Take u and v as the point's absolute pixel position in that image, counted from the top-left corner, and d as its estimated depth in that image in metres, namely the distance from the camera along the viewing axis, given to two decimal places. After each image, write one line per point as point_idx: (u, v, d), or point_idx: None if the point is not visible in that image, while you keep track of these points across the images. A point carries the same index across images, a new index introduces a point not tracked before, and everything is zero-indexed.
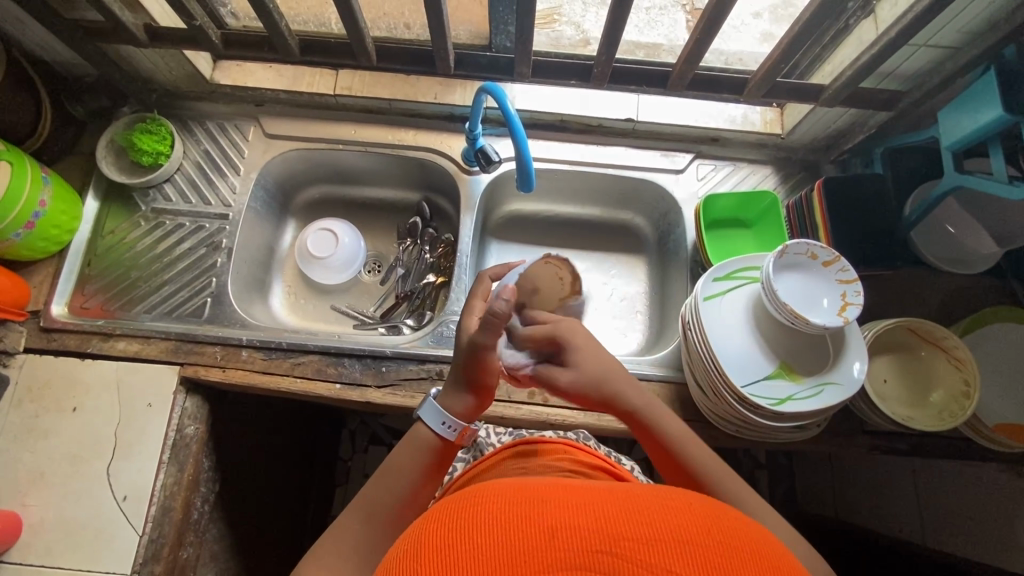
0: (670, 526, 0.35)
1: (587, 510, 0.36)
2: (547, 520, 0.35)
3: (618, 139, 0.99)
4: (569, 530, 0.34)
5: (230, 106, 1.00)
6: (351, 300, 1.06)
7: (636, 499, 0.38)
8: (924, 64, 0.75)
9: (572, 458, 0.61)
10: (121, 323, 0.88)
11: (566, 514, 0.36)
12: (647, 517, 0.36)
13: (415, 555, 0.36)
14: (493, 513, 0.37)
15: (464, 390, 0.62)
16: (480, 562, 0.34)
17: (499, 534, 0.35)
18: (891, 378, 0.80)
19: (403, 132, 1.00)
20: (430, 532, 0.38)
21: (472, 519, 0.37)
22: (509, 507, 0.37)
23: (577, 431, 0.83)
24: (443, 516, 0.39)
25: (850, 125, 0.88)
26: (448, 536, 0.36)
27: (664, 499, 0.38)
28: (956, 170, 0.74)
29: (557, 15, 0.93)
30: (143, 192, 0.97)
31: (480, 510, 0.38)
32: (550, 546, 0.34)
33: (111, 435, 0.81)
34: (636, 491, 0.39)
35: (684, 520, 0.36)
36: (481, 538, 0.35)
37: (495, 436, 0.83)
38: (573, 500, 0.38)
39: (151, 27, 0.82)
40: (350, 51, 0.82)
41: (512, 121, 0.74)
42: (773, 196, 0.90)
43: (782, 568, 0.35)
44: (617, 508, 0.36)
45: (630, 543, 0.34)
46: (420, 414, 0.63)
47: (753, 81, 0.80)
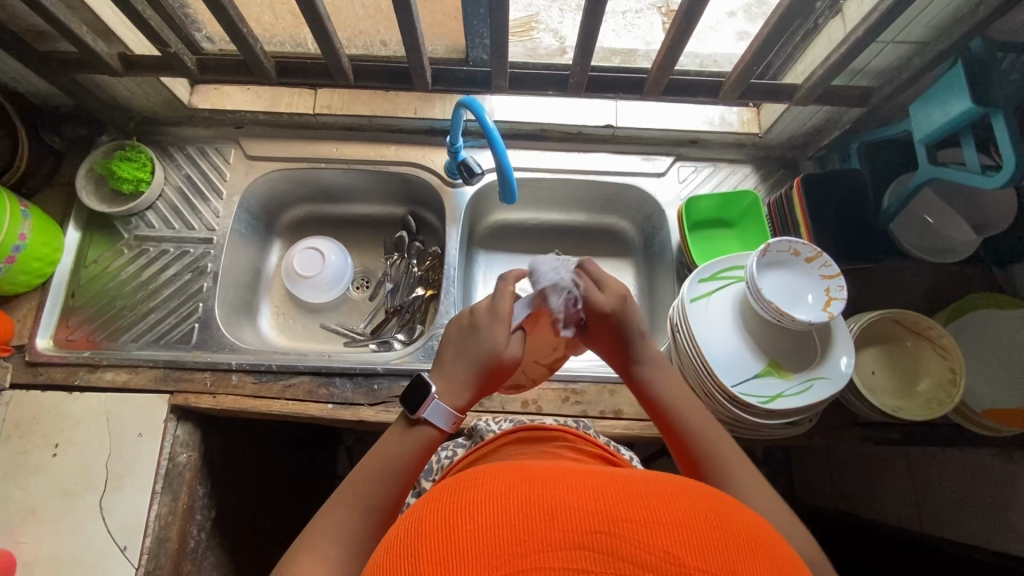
0: (668, 511, 0.35)
1: (588, 492, 0.36)
2: (546, 501, 0.35)
3: (599, 146, 1.00)
4: (569, 511, 0.35)
5: (209, 130, 1.00)
6: (341, 318, 1.06)
7: (636, 483, 0.38)
8: (893, 60, 0.77)
9: (571, 447, 0.62)
10: (108, 353, 0.87)
11: (565, 495, 0.36)
12: (645, 499, 0.36)
13: (416, 532, 0.36)
14: (495, 494, 0.37)
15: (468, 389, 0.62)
16: (481, 539, 0.34)
17: (501, 513, 0.35)
18: (878, 370, 0.81)
19: (384, 148, 1.00)
20: (431, 511, 0.38)
21: (472, 500, 0.37)
22: (511, 488, 0.37)
23: (577, 421, 0.83)
24: (445, 496, 0.39)
25: (825, 121, 0.90)
26: (450, 515, 0.36)
27: (662, 484, 0.39)
28: (930, 162, 0.75)
29: (534, 23, 0.93)
30: (126, 221, 0.96)
31: (482, 490, 0.38)
32: (549, 524, 0.34)
33: (102, 467, 0.80)
34: (635, 476, 0.40)
35: (682, 504, 0.36)
36: (481, 515, 0.35)
37: (495, 424, 0.80)
38: (574, 482, 0.38)
39: (126, 56, 0.81)
40: (327, 72, 0.83)
41: (490, 133, 0.75)
42: (753, 195, 0.90)
43: (779, 559, 0.35)
44: (616, 491, 0.37)
45: (628, 525, 0.34)
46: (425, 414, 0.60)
47: (728, 84, 0.81)
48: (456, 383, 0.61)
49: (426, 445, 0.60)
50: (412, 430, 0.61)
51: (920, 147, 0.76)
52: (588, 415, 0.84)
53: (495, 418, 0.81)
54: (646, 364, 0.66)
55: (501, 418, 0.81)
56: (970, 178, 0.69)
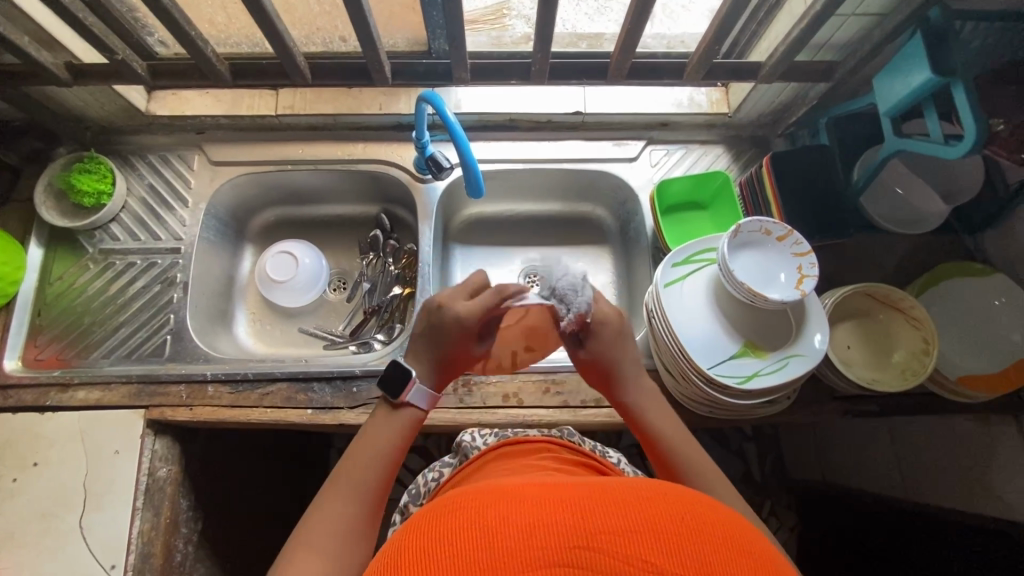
0: (645, 517, 0.36)
1: (565, 506, 0.37)
2: (524, 518, 0.36)
3: (570, 133, 0.99)
4: (547, 527, 0.35)
5: (171, 137, 0.98)
6: (318, 321, 1.04)
7: (613, 491, 0.39)
8: (856, 32, 0.76)
9: (555, 457, 0.65)
10: (79, 371, 0.86)
11: (543, 511, 0.36)
12: (622, 506, 0.37)
13: (393, 564, 0.36)
14: (472, 517, 0.37)
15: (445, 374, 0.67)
16: (462, 565, 0.34)
17: (479, 537, 0.35)
18: (854, 344, 0.81)
19: (352, 146, 0.98)
20: (409, 541, 0.37)
21: (450, 524, 0.37)
22: (487, 510, 0.37)
23: (562, 428, 0.81)
24: (422, 524, 0.39)
25: (792, 98, 0.89)
26: (427, 544, 0.36)
27: (640, 489, 0.39)
28: (896, 134, 0.75)
29: (506, 9, 0.85)
30: (89, 234, 0.94)
31: (459, 515, 0.38)
32: (528, 543, 0.34)
33: (80, 487, 0.79)
34: (612, 483, 0.40)
35: (658, 506, 0.37)
36: (459, 538, 0.35)
37: (481, 438, 0.78)
38: (551, 496, 0.38)
39: (73, 65, 0.79)
40: (283, 71, 0.81)
41: (452, 127, 0.73)
42: (724, 175, 0.90)
43: (757, 551, 0.36)
44: (592, 501, 0.37)
45: (606, 536, 0.34)
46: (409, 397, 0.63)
47: (691, 65, 0.80)
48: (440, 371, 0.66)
49: (406, 427, 0.63)
50: (392, 415, 0.64)
51: (886, 119, 0.76)
52: (569, 406, 0.84)
53: (481, 431, 0.80)
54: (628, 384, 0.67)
55: (487, 432, 0.80)
56: (933, 148, 0.69)
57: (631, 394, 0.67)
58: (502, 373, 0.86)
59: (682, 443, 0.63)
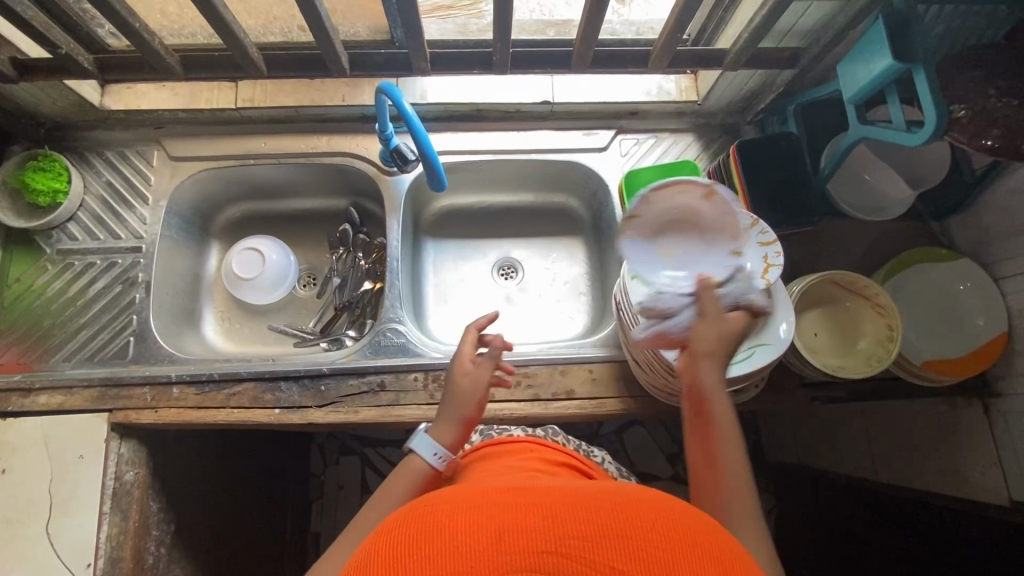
0: (614, 524, 0.37)
1: (535, 512, 0.38)
2: (494, 524, 0.37)
3: (539, 123, 0.98)
4: (517, 532, 0.36)
5: (129, 132, 0.95)
6: (289, 318, 1.03)
7: (584, 498, 0.40)
8: (819, 18, 0.75)
9: (536, 457, 0.67)
10: (40, 376, 0.84)
11: (512, 517, 0.38)
12: (591, 514, 0.38)
13: (365, 565, 0.38)
14: (444, 521, 0.38)
15: (454, 427, 0.66)
16: (431, 568, 0.35)
17: (449, 539, 0.37)
18: (821, 332, 0.81)
19: (316, 139, 0.96)
20: (381, 542, 0.39)
21: (422, 528, 0.38)
22: (459, 514, 0.39)
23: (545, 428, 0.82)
24: (394, 525, 0.40)
25: (760, 85, 0.89)
26: (399, 545, 0.37)
27: (611, 498, 0.40)
28: (860, 122, 0.75)
29: None
30: (46, 234, 0.91)
31: (431, 518, 0.39)
32: (498, 548, 0.36)
33: (44, 493, 0.78)
34: (584, 490, 0.42)
35: (627, 513, 0.38)
36: (432, 543, 0.37)
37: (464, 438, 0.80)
38: (523, 502, 0.40)
39: (17, 60, 0.76)
40: (237, 64, 0.78)
41: (409, 119, 0.72)
42: (691, 164, 0.88)
43: (724, 557, 0.38)
44: (564, 507, 0.39)
45: (574, 542, 0.36)
46: (411, 445, 0.64)
47: (655, 53, 0.78)
48: (447, 423, 0.66)
49: (417, 478, 0.62)
50: (405, 463, 0.63)
51: (850, 106, 0.75)
52: (541, 400, 0.84)
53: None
54: (713, 375, 0.60)
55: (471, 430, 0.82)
56: (896, 136, 0.69)
57: (722, 416, 0.58)
58: None
59: (734, 507, 0.54)
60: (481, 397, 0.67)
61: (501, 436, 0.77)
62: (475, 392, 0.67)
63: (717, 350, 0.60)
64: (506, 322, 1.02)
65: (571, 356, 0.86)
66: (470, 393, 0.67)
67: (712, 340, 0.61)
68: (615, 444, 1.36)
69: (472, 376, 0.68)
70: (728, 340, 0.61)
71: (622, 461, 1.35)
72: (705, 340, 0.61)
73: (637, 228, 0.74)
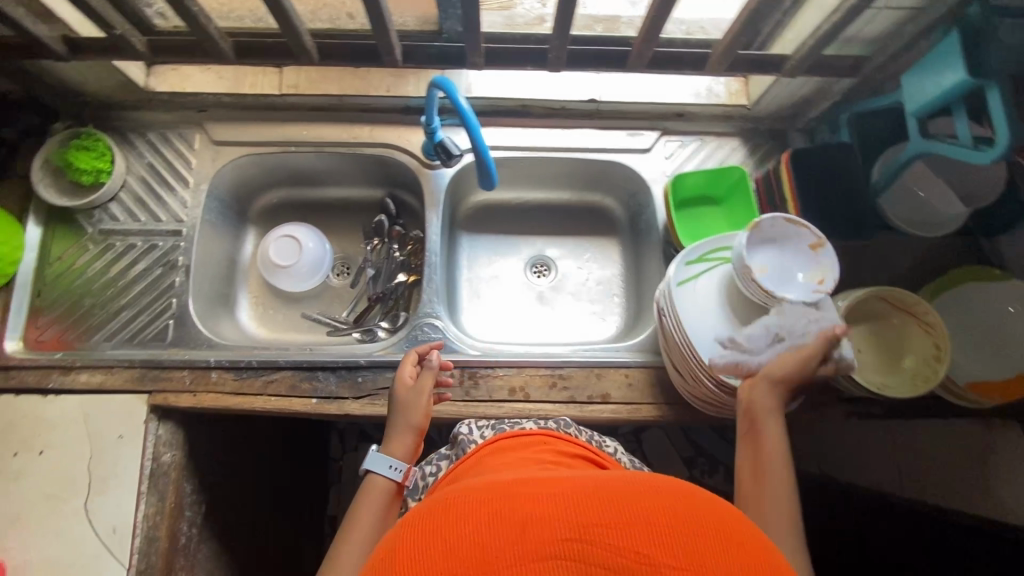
0: (639, 512, 0.37)
1: (560, 502, 0.38)
2: (515, 516, 0.37)
3: (583, 121, 0.96)
4: (541, 523, 0.37)
5: (171, 114, 0.94)
6: (322, 306, 1.03)
7: (607, 486, 0.40)
8: (887, 27, 0.73)
9: (551, 450, 0.67)
10: (81, 355, 0.85)
11: (537, 507, 0.38)
12: (614, 501, 0.38)
13: (394, 560, 0.38)
14: (469, 515, 0.39)
15: (404, 441, 0.73)
16: (458, 559, 0.36)
17: (473, 532, 0.37)
18: (865, 348, 0.80)
19: (357, 128, 0.95)
20: (409, 537, 0.40)
21: (447, 521, 0.39)
22: (483, 506, 0.39)
23: (558, 420, 0.81)
24: (421, 520, 0.41)
25: (815, 92, 0.87)
26: (426, 542, 0.38)
27: (633, 484, 0.40)
28: (922, 136, 0.73)
29: None
30: (89, 213, 0.92)
31: (457, 511, 0.40)
32: (522, 538, 0.36)
33: (84, 470, 0.79)
34: (606, 479, 0.42)
35: (651, 502, 0.38)
36: (454, 538, 0.37)
37: (478, 431, 0.78)
38: (546, 491, 0.40)
39: (69, 39, 0.75)
40: (289, 51, 0.77)
41: (467, 116, 0.72)
42: (742, 170, 0.87)
43: (751, 544, 0.38)
44: (586, 495, 0.39)
45: (597, 529, 0.36)
46: (367, 466, 0.72)
47: (715, 56, 0.76)
48: (398, 440, 0.74)
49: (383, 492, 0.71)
50: (366, 484, 0.72)
51: (912, 119, 0.74)
52: (576, 402, 0.84)
53: (478, 423, 0.80)
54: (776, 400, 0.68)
55: (483, 423, 0.80)
56: (961, 152, 0.67)
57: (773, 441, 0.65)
58: (509, 367, 0.85)
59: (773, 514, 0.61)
60: (427, 409, 0.75)
61: (512, 429, 0.76)
62: (420, 402, 0.75)
63: (787, 381, 0.68)
64: (539, 321, 1.02)
65: (607, 360, 0.85)
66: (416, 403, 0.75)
67: (787, 373, 0.68)
68: (633, 444, 1.36)
69: (416, 388, 0.77)
70: (800, 377, 0.68)
71: (640, 461, 1.35)
72: (779, 371, 0.68)
73: (754, 239, 0.74)
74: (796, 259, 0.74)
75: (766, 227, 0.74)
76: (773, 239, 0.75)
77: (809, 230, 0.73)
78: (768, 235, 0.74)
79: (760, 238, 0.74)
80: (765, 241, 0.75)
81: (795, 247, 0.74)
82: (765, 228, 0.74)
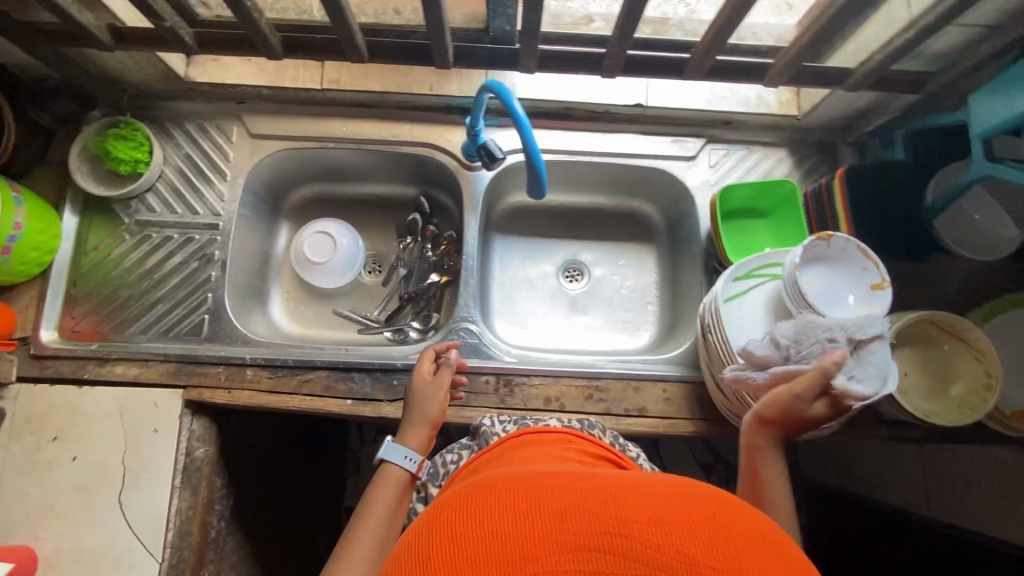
0: (679, 514, 0.36)
1: (599, 497, 0.37)
2: (551, 508, 0.36)
3: (627, 126, 0.94)
4: (579, 516, 0.35)
5: (209, 105, 0.93)
6: (353, 303, 1.02)
7: (647, 487, 0.39)
8: (958, 44, 0.70)
9: (576, 449, 0.63)
10: (117, 347, 0.85)
11: (576, 501, 0.37)
12: (655, 502, 0.37)
13: (427, 542, 0.38)
14: (504, 502, 0.38)
15: (417, 432, 0.73)
16: (493, 543, 0.35)
17: (509, 518, 0.36)
18: (911, 371, 0.79)
19: (397, 126, 0.93)
20: (444, 520, 0.39)
21: (482, 508, 0.38)
22: (519, 496, 0.38)
23: (581, 419, 0.78)
24: (457, 504, 0.40)
25: (871, 106, 0.84)
26: (461, 524, 0.37)
27: (673, 488, 0.39)
28: (986, 158, 0.69)
29: None
30: (125, 204, 0.91)
31: (492, 498, 0.39)
32: (557, 529, 0.35)
33: (119, 463, 0.79)
34: (645, 480, 0.41)
35: (692, 506, 0.37)
36: (488, 521, 0.37)
37: (500, 424, 0.76)
38: (584, 487, 0.39)
39: (115, 28, 0.74)
40: (339, 48, 0.76)
41: (523, 124, 0.71)
42: (792, 185, 0.85)
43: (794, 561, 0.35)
44: (625, 494, 0.37)
45: (636, 526, 0.34)
46: (383, 455, 0.70)
47: (775, 67, 0.74)
48: (413, 432, 0.73)
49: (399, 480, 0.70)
50: (381, 472, 0.70)
51: (975, 142, 0.70)
52: (612, 413, 0.83)
53: (500, 417, 0.78)
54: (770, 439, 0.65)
55: (506, 418, 0.77)
56: None
57: (772, 484, 0.64)
58: (545, 376, 0.84)
59: None
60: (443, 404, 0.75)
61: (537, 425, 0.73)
62: (438, 396, 0.75)
63: (779, 418, 0.65)
64: (572, 326, 1.01)
65: (645, 374, 0.84)
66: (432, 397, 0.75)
67: (774, 412, 0.65)
68: (652, 450, 1.35)
69: (433, 383, 0.77)
70: (790, 415, 0.64)
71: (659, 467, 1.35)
72: (768, 409, 0.65)
73: (815, 250, 0.72)
74: (853, 283, 0.72)
75: (834, 245, 0.72)
76: (836, 260, 0.73)
77: (876, 261, 0.71)
78: (832, 254, 0.72)
79: (825, 252, 0.72)
80: (828, 259, 0.73)
81: (853, 272, 0.72)
82: (834, 246, 0.72)
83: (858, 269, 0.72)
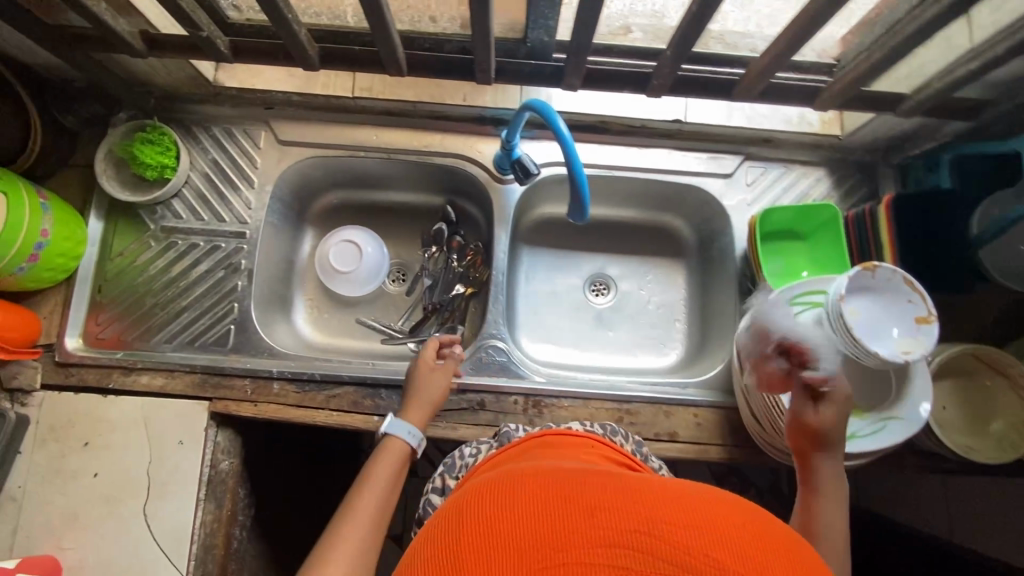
0: (717, 517, 0.31)
1: (631, 494, 0.33)
2: (578, 501, 0.33)
3: (663, 141, 0.92)
4: (608, 512, 0.31)
5: (237, 109, 0.91)
6: (377, 312, 1.01)
7: (685, 487, 0.35)
8: (1020, 73, 0.68)
9: (598, 453, 0.54)
10: (141, 355, 0.84)
11: (607, 496, 0.33)
12: (690, 502, 0.33)
13: (446, 528, 0.35)
14: (528, 494, 0.34)
15: (416, 412, 0.76)
16: (512, 532, 0.32)
17: (533, 509, 0.33)
18: (950, 405, 0.77)
19: (428, 136, 0.92)
20: (465, 505, 0.36)
21: (504, 497, 0.35)
22: (546, 488, 0.34)
23: (605, 424, 0.74)
24: (481, 491, 0.37)
25: (919, 129, 0.82)
26: (481, 510, 0.34)
27: (713, 493, 0.35)
28: None
29: None
30: (151, 209, 0.90)
31: (516, 489, 0.35)
32: (582, 522, 0.31)
33: (144, 475, 0.79)
34: (684, 483, 0.36)
35: (732, 512, 0.32)
36: (509, 509, 0.33)
37: (523, 429, 0.75)
38: (615, 484, 0.35)
39: (148, 34, 0.72)
40: (378, 60, 0.74)
41: (564, 142, 0.69)
42: (834, 209, 0.83)
43: None
44: (658, 491, 0.33)
45: (669, 526, 0.30)
46: (387, 428, 0.73)
47: (826, 91, 0.72)
48: (413, 411, 0.76)
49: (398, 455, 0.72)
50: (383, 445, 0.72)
51: None
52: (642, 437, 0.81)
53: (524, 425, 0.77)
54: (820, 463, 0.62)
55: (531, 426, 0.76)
56: None
57: (827, 516, 0.60)
58: (575, 398, 0.83)
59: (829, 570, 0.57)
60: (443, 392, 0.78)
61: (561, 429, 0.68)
62: (440, 384, 0.78)
63: (822, 442, 0.62)
64: (598, 342, 0.99)
65: (676, 398, 0.83)
66: (436, 383, 0.78)
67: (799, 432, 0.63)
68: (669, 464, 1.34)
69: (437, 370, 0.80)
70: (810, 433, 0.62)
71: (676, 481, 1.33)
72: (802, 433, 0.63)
73: (859, 281, 0.70)
74: (898, 317, 0.70)
75: (879, 277, 0.70)
76: (883, 293, 0.70)
77: (925, 296, 0.69)
78: (877, 286, 0.70)
79: (869, 283, 0.70)
80: (872, 290, 0.71)
81: (899, 306, 0.70)
82: (880, 278, 0.70)
83: (904, 304, 0.70)
